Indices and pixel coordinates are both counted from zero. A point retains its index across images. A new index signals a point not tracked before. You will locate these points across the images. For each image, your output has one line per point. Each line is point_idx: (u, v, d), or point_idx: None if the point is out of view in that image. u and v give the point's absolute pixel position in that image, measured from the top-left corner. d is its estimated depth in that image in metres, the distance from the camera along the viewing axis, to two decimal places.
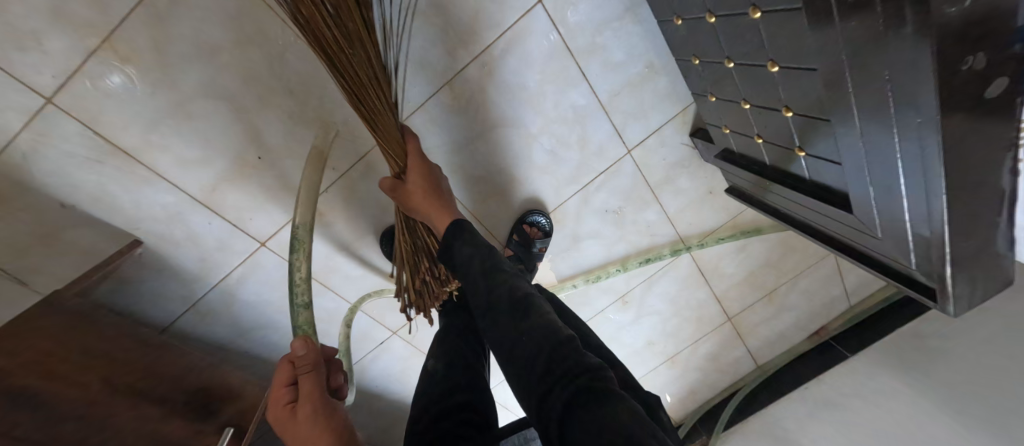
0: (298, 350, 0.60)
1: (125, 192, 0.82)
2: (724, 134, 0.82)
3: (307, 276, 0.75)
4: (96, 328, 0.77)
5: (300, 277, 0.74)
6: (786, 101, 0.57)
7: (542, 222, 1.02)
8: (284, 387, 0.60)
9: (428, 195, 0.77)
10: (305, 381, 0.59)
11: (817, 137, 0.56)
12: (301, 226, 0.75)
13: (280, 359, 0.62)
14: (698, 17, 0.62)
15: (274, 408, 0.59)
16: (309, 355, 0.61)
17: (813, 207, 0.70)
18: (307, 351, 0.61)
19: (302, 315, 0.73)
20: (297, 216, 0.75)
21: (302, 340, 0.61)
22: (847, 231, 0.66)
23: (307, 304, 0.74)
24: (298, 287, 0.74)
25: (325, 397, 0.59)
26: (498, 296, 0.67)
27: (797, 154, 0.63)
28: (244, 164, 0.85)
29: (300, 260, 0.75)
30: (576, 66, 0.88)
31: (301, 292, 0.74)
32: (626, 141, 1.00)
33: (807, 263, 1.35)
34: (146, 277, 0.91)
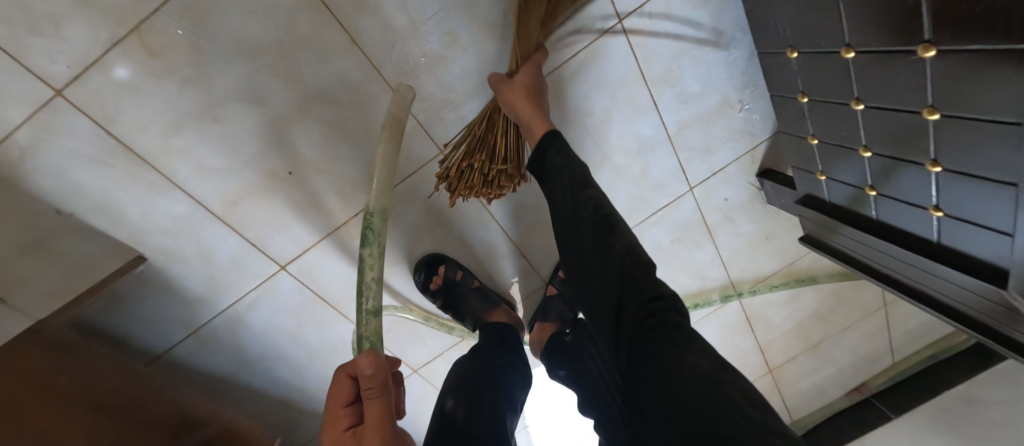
0: (365, 368, 0.45)
1: (133, 201, 0.72)
2: (817, 181, 0.75)
3: (380, 277, 0.63)
4: (75, 363, 0.65)
5: (371, 278, 0.63)
6: (937, 153, 0.49)
7: None
8: (344, 407, 0.48)
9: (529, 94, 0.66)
10: (371, 409, 0.44)
11: (976, 198, 0.47)
12: (377, 213, 0.64)
13: (338, 370, 0.49)
14: (829, 50, 0.54)
15: (331, 435, 0.46)
16: (376, 378, 0.45)
17: (927, 269, 0.63)
18: (375, 370, 0.46)
19: (368, 325, 0.60)
20: (372, 201, 0.65)
21: (370, 355, 0.46)
22: (995, 310, 0.57)
23: (376, 311, 0.61)
24: (368, 290, 0.62)
25: (397, 432, 0.43)
26: (575, 218, 0.59)
27: (932, 213, 0.55)
28: (273, 178, 0.74)
29: (375, 257, 0.64)
30: (648, 94, 0.81)
31: (370, 296, 0.61)
32: (688, 178, 0.92)
33: (857, 316, 1.26)
34: (145, 298, 0.79)
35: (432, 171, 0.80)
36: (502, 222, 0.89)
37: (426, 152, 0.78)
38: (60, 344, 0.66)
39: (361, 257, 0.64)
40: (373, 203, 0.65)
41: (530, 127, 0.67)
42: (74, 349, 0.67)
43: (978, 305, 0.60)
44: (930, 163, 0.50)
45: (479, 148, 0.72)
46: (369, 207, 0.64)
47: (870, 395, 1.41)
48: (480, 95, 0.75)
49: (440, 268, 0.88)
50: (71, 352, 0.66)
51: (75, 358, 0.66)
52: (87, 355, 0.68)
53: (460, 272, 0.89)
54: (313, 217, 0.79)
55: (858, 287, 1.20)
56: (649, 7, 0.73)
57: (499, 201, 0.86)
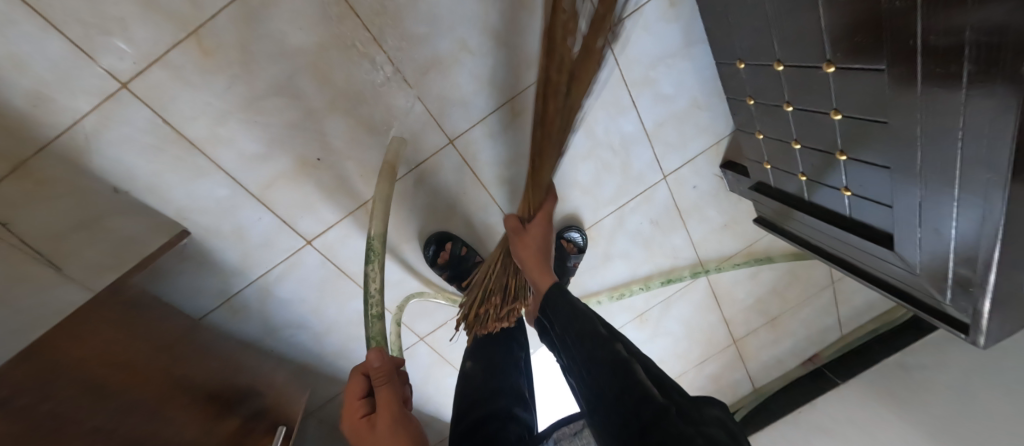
0: (373, 361, 0.59)
1: (179, 182, 0.81)
2: (764, 170, 0.90)
3: (382, 287, 0.74)
4: (142, 322, 0.73)
5: (374, 288, 0.74)
6: (842, 145, 0.64)
7: (577, 238, 1.04)
8: (358, 399, 0.59)
9: (539, 262, 0.80)
10: (381, 393, 0.57)
11: (872, 179, 0.62)
12: (376, 235, 0.75)
13: (353, 371, 0.61)
14: (766, 64, 0.68)
15: (351, 420, 0.58)
16: (383, 367, 0.58)
17: (847, 240, 0.78)
18: (382, 362, 0.59)
19: (374, 326, 0.71)
20: (374, 227, 0.76)
21: (377, 352, 0.60)
22: (899, 274, 0.71)
23: (380, 315, 0.73)
24: (372, 297, 0.73)
25: (401, 408, 0.57)
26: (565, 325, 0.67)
27: (843, 193, 0.71)
28: (304, 164, 0.85)
29: (376, 271, 0.75)
30: (629, 95, 0.94)
31: (376, 302, 0.73)
32: (663, 169, 1.05)
33: (809, 293, 1.44)
34: (186, 269, 0.89)
35: (443, 159, 0.92)
36: (502, 205, 1.01)
37: (437, 143, 0.90)
38: (132, 304, 0.74)
39: (366, 272, 0.75)
40: (373, 228, 0.77)
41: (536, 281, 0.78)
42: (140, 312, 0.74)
43: (911, 283, 0.70)
44: (840, 153, 0.65)
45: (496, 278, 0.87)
46: (371, 231, 0.76)
47: (822, 365, 1.61)
48: (485, 94, 0.87)
49: (448, 244, 0.99)
50: (138, 313, 0.74)
51: (140, 319, 0.73)
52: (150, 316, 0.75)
53: (465, 249, 1.00)
54: (337, 198, 0.90)
55: (808, 268, 1.37)
56: (628, 22, 0.87)
57: (498, 187, 0.98)
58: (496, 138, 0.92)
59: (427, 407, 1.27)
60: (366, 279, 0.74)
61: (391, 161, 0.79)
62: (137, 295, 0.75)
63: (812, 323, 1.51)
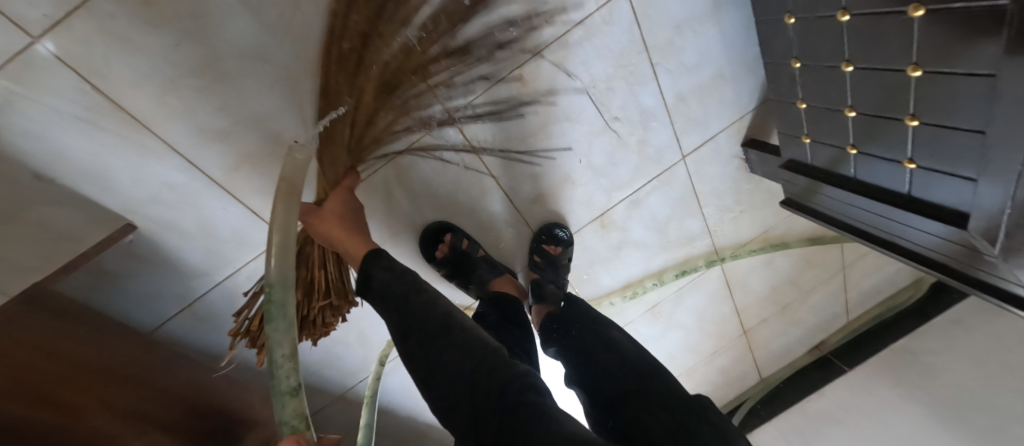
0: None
1: (122, 165, 0.66)
2: (801, 144, 0.81)
3: (293, 352, 0.56)
4: (87, 348, 0.58)
5: (284, 355, 0.55)
6: (915, 108, 0.55)
7: (563, 236, 0.94)
8: None
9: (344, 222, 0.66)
10: None
11: (950, 148, 0.53)
12: (277, 282, 0.57)
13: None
14: (825, 15, 0.59)
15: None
16: None
17: (897, 219, 0.70)
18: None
19: (289, 406, 0.54)
20: (272, 270, 0.57)
21: None
22: (969, 256, 0.63)
23: (295, 389, 0.54)
24: (283, 368, 0.55)
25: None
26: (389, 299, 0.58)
27: (905, 166, 0.62)
28: (277, 143, 0.71)
29: (283, 332, 0.56)
30: (649, 63, 0.84)
31: (288, 374, 0.54)
32: (682, 147, 0.96)
33: (821, 280, 1.38)
34: (135, 273, 0.74)
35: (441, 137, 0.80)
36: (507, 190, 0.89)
37: None
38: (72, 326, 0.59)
39: (268, 336, 0.56)
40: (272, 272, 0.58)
41: (349, 253, 0.65)
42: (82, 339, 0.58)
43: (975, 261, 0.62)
44: (910, 118, 0.56)
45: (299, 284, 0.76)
46: (267, 277, 0.57)
47: (829, 353, 1.57)
48: None
49: (446, 236, 0.87)
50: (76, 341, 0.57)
51: (82, 348, 0.57)
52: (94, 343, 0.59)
53: (466, 242, 0.88)
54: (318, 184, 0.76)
55: (823, 253, 1.31)
56: None
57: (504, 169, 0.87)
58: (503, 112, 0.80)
59: (423, 416, 1.15)
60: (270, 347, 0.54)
61: (292, 179, 0.60)
62: (70, 315, 0.60)
63: (820, 310, 1.47)
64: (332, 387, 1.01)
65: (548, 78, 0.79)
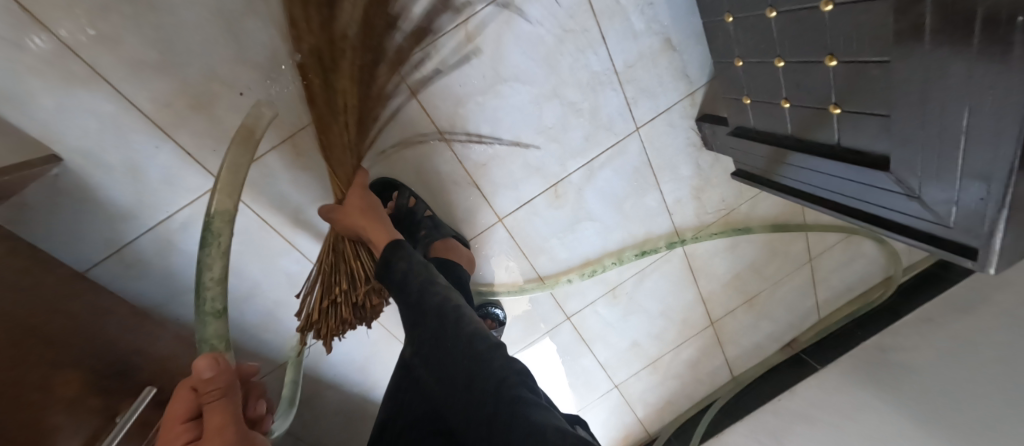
0: (204, 370, 0.47)
1: (48, 93, 0.65)
2: (743, 107, 0.80)
3: (222, 278, 0.59)
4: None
5: (210, 279, 0.58)
6: (832, 47, 0.56)
7: (497, 314, 1.08)
8: (181, 423, 0.45)
9: (365, 215, 0.74)
10: (213, 413, 0.45)
11: (865, 84, 0.54)
12: (218, 215, 0.59)
13: (180, 385, 0.48)
14: None
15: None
16: (218, 379, 0.47)
17: (845, 177, 0.67)
18: (216, 372, 0.47)
19: (211, 327, 0.57)
20: (215, 204, 0.59)
21: (209, 359, 0.48)
22: (899, 206, 0.62)
23: (220, 313, 0.58)
24: (207, 291, 0.58)
25: (240, 431, 0.45)
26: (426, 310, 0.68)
27: (831, 112, 0.62)
28: (215, 81, 0.71)
29: (216, 258, 0.59)
30: (597, 28, 0.85)
31: (212, 297, 0.58)
32: (635, 118, 0.96)
33: (788, 270, 1.36)
34: (59, 209, 0.72)
35: None
36: (455, 150, 0.88)
37: None
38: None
39: (200, 259, 0.58)
40: (215, 204, 0.60)
41: (375, 240, 0.74)
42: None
43: (908, 212, 0.61)
44: (829, 57, 0.56)
45: (336, 279, 0.78)
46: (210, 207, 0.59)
47: (801, 350, 1.55)
48: None
49: (393, 194, 0.87)
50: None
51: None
52: None
53: (413, 200, 0.89)
54: None
55: (788, 242, 1.30)
56: None
57: (452, 129, 0.86)
58: (449, 66, 0.80)
59: (373, 392, 1.12)
60: (202, 271, 0.57)
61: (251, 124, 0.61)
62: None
63: (789, 303, 1.45)
64: (271, 356, 0.97)
65: (494, 34, 0.80)
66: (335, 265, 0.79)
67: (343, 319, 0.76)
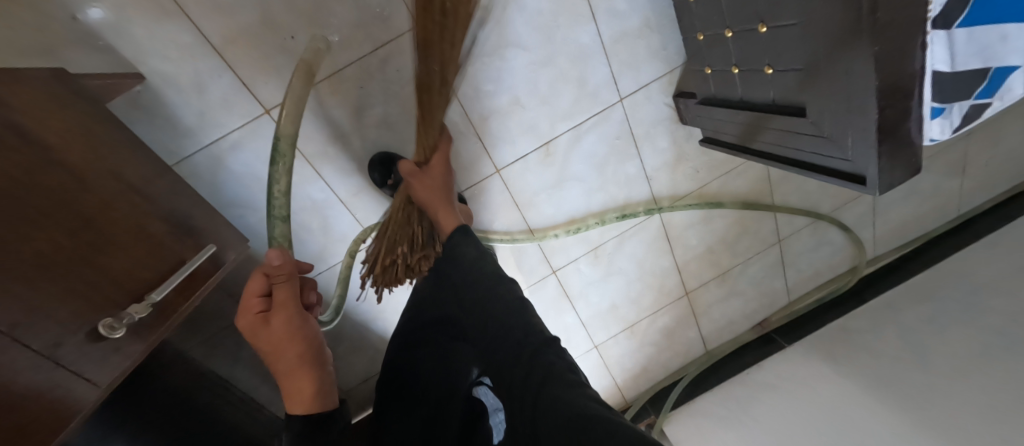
0: (274, 260, 0.63)
1: (139, 23, 0.81)
2: (706, 77, 0.95)
3: (286, 190, 0.77)
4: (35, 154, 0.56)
5: (278, 190, 0.77)
6: (763, 16, 0.70)
7: None
8: (256, 296, 0.65)
9: (443, 201, 0.84)
10: (280, 292, 0.64)
11: (786, 44, 0.69)
12: (284, 138, 0.75)
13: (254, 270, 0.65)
14: None
15: (246, 315, 0.64)
16: (284, 268, 0.64)
17: (780, 130, 0.81)
18: (282, 262, 0.64)
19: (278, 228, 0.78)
20: (282, 127, 0.74)
21: (278, 252, 0.64)
22: (818, 150, 0.76)
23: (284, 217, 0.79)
24: (277, 200, 0.77)
25: (298, 307, 0.66)
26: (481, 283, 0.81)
27: (766, 72, 0.76)
28: (272, 25, 0.87)
29: (282, 174, 0.77)
30: (589, 7, 1.01)
31: (280, 205, 0.78)
32: (619, 89, 1.12)
33: (758, 249, 1.48)
34: (136, 121, 0.89)
35: (408, 44, 0.95)
36: (463, 103, 1.04)
37: (404, 25, 0.93)
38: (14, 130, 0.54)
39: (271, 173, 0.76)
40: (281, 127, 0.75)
41: (443, 223, 0.85)
42: (34, 136, 0.56)
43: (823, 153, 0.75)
44: (761, 25, 0.71)
45: (397, 240, 0.84)
46: (279, 130, 0.74)
47: (771, 330, 1.64)
48: None
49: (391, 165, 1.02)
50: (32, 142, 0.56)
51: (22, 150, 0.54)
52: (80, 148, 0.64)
53: None
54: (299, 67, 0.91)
55: (758, 221, 1.42)
56: None
57: (462, 84, 1.01)
58: (463, 29, 0.96)
59: (375, 323, 1.26)
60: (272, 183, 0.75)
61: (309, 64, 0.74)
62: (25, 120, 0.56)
63: (759, 282, 1.56)
64: None
65: (501, 5, 0.96)
66: (401, 224, 0.86)
67: (396, 279, 0.83)
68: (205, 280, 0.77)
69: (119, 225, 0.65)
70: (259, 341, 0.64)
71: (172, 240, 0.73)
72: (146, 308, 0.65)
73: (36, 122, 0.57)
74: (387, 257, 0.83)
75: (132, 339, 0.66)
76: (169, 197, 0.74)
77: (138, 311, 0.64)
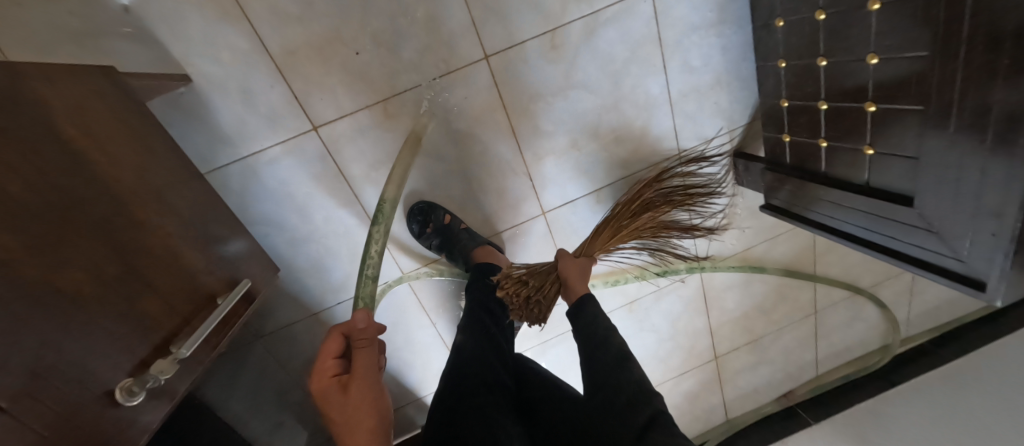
0: (359, 322, 0.64)
1: (195, 21, 0.76)
2: (782, 143, 0.90)
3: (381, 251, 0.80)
4: (79, 171, 0.51)
5: (375, 250, 0.80)
6: (873, 94, 0.66)
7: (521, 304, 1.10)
8: (332, 359, 0.62)
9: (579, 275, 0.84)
10: (360, 355, 0.61)
11: (897, 128, 0.64)
12: (388, 200, 0.82)
13: (333, 331, 0.64)
14: (806, 15, 0.72)
15: (320, 379, 0.60)
16: (367, 329, 0.63)
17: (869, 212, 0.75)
18: (367, 324, 0.64)
19: (366, 288, 0.78)
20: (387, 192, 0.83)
21: (364, 315, 0.65)
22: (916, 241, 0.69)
23: (373, 277, 0.79)
24: (370, 259, 0.80)
25: (373, 375, 0.60)
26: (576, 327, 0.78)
27: (865, 152, 0.71)
28: (336, 39, 0.82)
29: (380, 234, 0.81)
30: (661, 57, 0.97)
31: (372, 264, 0.79)
32: (680, 143, 1.06)
33: (793, 318, 1.42)
34: (173, 122, 0.82)
35: (473, 74, 0.90)
36: (520, 141, 0.98)
37: (472, 55, 0.88)
38: (52, 141, 0.49)
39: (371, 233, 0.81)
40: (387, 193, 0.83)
41: (571, 289, 0.82)
42: (76, 151, 0.51)
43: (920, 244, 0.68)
44: (868, 103, 0.67)
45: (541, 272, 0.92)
46: (386, 194, 0.82)
47: (795, 404, 1.54)
48: (528, 15, 0.88)
49: (430, 216, 0.99)
50: (75, 159, 0.50)
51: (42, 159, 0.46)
52: (115, 155, 0.56)
53: (448, 216, 0.99)
54: (356, 85, 0.85)
55: (798, 290, 1.37)
56: None
57: (522, 121, 0.96)
58: (532, 66, 0.91)
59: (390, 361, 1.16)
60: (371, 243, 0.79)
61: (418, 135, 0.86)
62: (68, 135, 0.51)
63: (788, 351, 1.49)
64: (309, 303, 1.03)
65: (574, 46, 0.92)
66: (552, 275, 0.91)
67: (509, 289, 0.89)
68: (229, 327, 0.67)
69: (152, 256, 0.58)
70: (330, 412, 0.57)
71: (204, 273, 0.65)
72: (173, 366, 0.54)
73: (82, 137, 0.52)
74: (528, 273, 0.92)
75: (150, 407, 0.55)
76: (207, 218, 0.67)
77: (162, 371, 0.53)
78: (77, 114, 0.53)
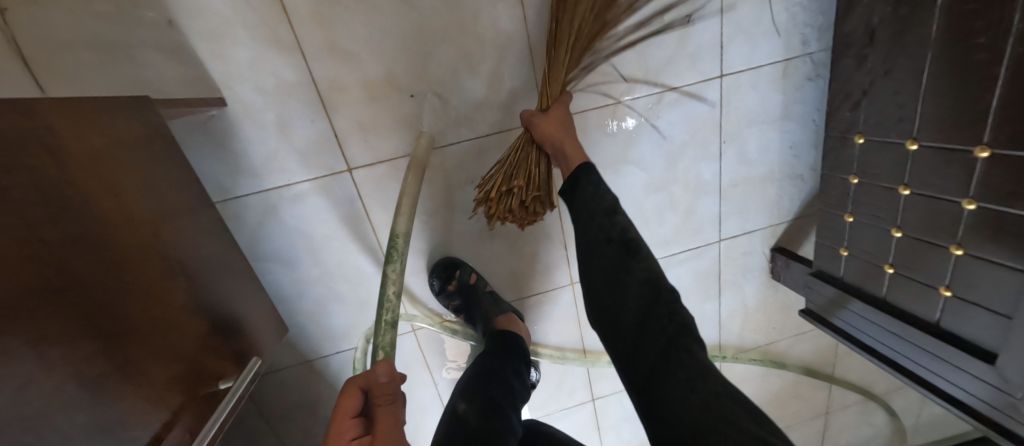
0: (381, 376, 0.53)
1: (242, 45, 0.69)
2: (838, 256, 0.86)
3: (399, 293, 0.69)
4: (87, 232, 0.42)
5: (392, 293, 0.68)
6: (961, 238, 0.61)
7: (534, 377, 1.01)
8: (350, 419, 0.53)
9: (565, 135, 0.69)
10: (382, 417, 0.51)
11: (989, 283, 0.59)
12: (401, 235, 0.70)
13: (348, 383, 0.55)
14: (895, 140, 0.68)
15: (337, 444, 0.51)
16: (390, 385, 0.53)
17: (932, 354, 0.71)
18: (389, 378, 0.54)
19: (386, 336, 0.65)
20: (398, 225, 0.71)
21: (386, 366, 0.54)
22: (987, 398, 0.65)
23: (392, 323, 0.66)
24: (387, 303, 0.67)
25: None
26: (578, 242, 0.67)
27: (941, 293, 0.67)
28: (391, 83, 0.76)
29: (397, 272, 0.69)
30: (720, 144, 0.93)
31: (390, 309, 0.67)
32: (722, 230, 1.02)
33: (804, 416, 1.36)
34: (195, 144, 0.74)
35: None
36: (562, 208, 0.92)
37: None
38: (60, 194, 0.41)
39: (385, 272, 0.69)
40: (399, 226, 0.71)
41: (570, 157, 0.69)
42: (84, 212, 0.42)
43: (993, 403, 0.64)
44: (955, 246, 0.62)
45: (517, 173, 0.73)
46: (397, 228, 0.70)
47: None
48: (594, 85, 0.83)
49: (456, 273, 0.92)
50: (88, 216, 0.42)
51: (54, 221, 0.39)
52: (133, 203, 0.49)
53: (474, 277, 0.93)
54: (403, 132, 0.79)
55: (814, 389, 1.31)
56: (746, 76, 0.87)
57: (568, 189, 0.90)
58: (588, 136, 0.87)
59: None
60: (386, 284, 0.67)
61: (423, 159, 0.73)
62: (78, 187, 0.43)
63: None
64: (306, 349, 0.94)
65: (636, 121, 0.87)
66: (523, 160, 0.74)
67: (508, 210, 0.72)
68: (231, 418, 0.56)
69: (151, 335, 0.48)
70: None
71: (211, 348, 0.55)
72: None
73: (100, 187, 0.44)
74: (505, 183, 0.72)
75: None
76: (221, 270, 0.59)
77: None
78: (95, 157, 0.45)
